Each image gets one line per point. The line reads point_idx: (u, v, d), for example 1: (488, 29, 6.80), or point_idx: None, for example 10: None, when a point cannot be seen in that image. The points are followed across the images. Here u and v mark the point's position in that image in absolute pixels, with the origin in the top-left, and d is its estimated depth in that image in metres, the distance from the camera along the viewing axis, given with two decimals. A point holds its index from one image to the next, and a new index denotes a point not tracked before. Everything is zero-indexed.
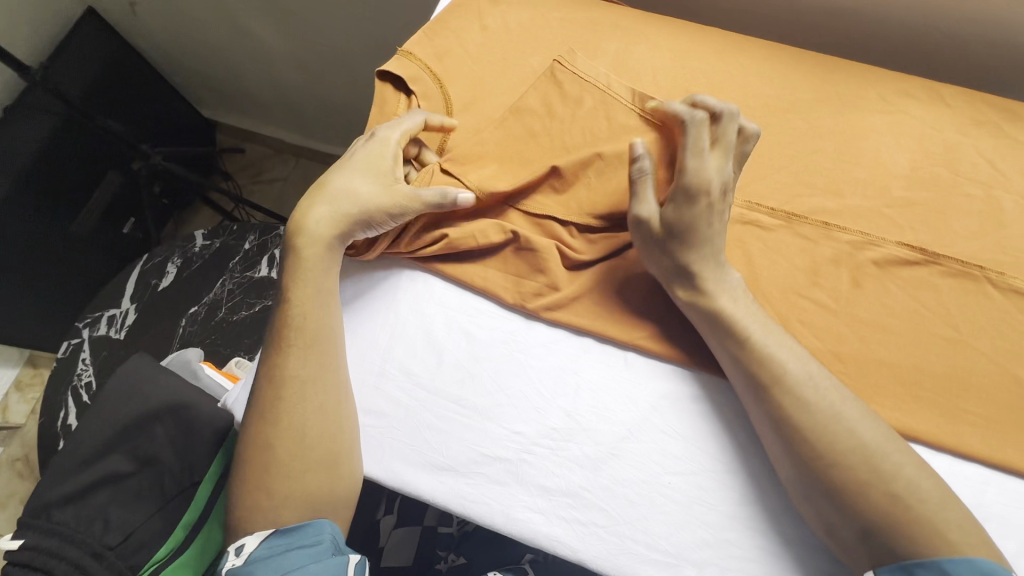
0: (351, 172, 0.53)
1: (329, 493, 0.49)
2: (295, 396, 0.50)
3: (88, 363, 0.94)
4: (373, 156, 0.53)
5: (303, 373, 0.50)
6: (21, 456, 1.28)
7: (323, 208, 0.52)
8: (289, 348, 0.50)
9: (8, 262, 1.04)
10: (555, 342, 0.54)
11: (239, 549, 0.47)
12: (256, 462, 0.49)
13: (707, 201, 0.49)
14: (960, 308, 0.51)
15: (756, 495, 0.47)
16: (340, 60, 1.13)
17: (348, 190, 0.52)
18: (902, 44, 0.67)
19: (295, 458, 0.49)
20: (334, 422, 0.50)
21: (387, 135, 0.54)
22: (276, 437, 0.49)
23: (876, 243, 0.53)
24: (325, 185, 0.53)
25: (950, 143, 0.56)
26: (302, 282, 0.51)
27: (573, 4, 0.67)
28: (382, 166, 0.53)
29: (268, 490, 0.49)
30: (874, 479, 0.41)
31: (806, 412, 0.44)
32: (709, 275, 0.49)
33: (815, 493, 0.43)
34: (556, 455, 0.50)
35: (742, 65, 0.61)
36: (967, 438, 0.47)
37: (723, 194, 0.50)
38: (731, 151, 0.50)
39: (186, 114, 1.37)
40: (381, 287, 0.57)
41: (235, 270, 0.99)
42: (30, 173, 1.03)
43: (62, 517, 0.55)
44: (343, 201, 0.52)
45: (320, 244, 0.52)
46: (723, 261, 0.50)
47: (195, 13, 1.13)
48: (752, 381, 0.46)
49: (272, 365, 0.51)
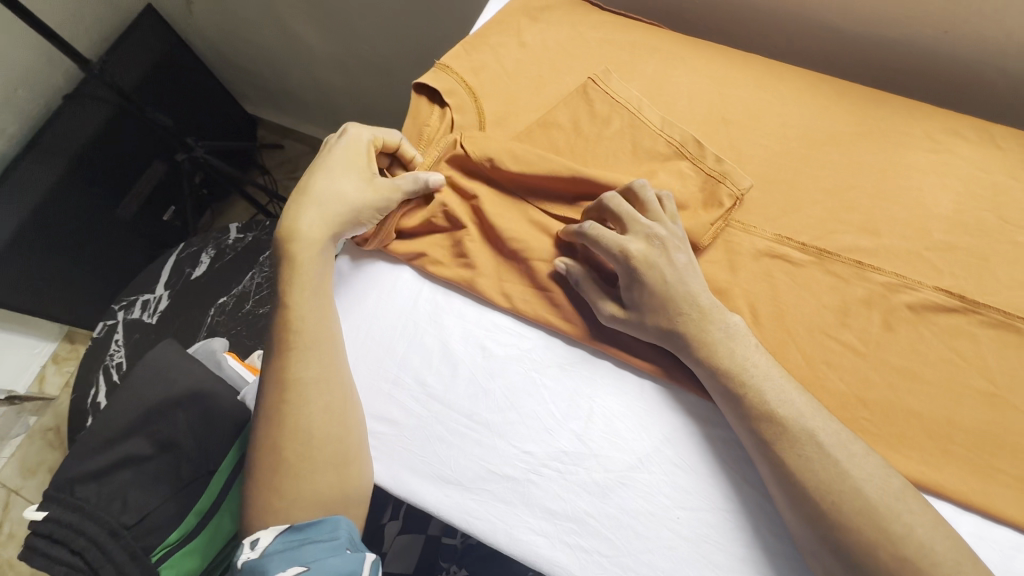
0: (330, 175, 0.54)
1: (338, 496, 0.50)
2: (300, 397, 0.50)
3: (120, 345, 0.98)
4: (348, 155, 0.55)
5: (307, 375, 0.50)
6: (52, 427, 1.34)
7: (311, 211, 0.53)
8: (292, 351, 0.51)
9: (55, 243, 1.09)
10: (571, 363, 0.53)
11: (255, 542, 0.47)
12: (267, 462, 0.50)
13: (646, 266, 0.49)
14: (999, 361, 0.48)
15: (768, 539, 0.46)
16: (380, 65, 1.16)
17: (337, 192, 0.53)
18: (952, 81, 0.64)
19: (303, 459, 0.49)
20: (338, 424, 0.50)
21: (354, 133, 0.57)
22: (284, 440, 0.50)
23: (911, 286, 0.51)
24: (308, 188, 0.54)
25: (999, 187, 0.54)
26: (302, 287, 0.52)
27: (612, 24, 0.67)
28: (360, 161, 0.55)
29: (279, 491, 0.49)
30: (893, 534, 0.39)
31: (825, 456, 0.42)
32: (713, 315, 0.48)
33: (824, 545, 0.41)
34: (564, 478, 0.49)
35: (782, 94, 0.60)
36: (998, 499, 0.45)
37: (652, 244, 0.50)
38: (636, 217, 0.51)
39: (231, 110, 1.42)
40: (403, 297, 0.57)
41: (264, 264, 1.02)
42: (81, 158, 1.09)
43: (85, 493, 0.58)
44: (332, 203, 0.53)
45: (318, 244, 0.53)
46: (715, 311, 0.48)
47: (246, 14, 1.17)
48: (767, 420, 0.44)
49: (276, 367, 0.51)
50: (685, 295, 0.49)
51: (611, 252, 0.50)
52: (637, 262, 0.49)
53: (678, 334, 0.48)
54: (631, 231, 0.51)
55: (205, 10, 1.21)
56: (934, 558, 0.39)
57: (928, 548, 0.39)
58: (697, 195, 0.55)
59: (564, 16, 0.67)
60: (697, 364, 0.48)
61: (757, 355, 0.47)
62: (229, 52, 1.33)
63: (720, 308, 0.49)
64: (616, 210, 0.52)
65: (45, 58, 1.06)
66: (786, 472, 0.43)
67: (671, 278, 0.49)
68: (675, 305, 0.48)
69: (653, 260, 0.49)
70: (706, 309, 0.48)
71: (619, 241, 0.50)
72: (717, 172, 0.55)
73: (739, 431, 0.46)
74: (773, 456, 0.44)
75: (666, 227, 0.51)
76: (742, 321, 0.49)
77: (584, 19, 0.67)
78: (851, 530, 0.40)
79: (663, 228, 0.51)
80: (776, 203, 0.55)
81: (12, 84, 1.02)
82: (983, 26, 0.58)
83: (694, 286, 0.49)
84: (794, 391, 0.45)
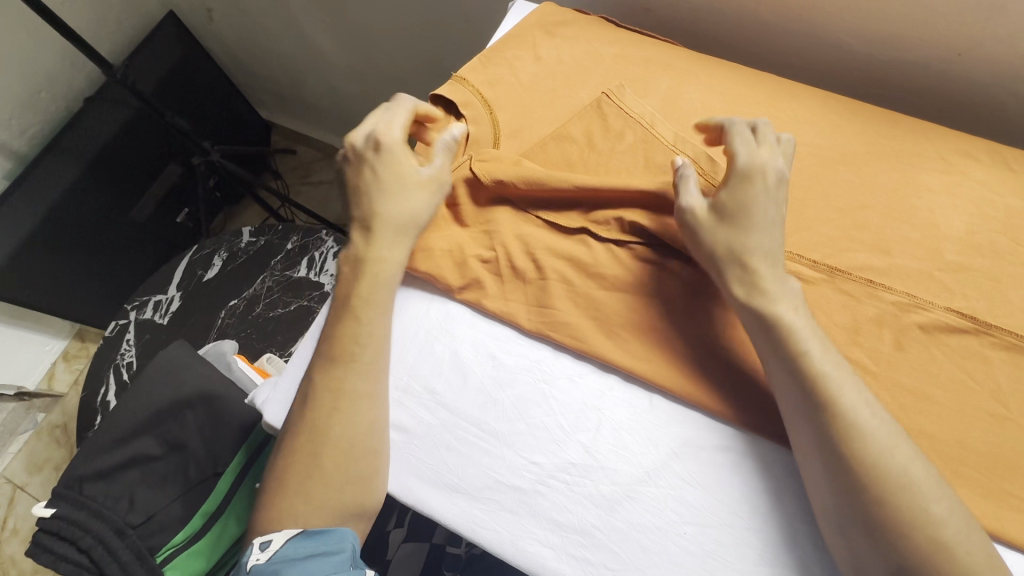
0: (388, 197, 0.54)
1: (353, 499, 0.49)
2: (350, 410, 0.50)
3: (131, 344, 0.99)
4: (394, 170, 0.55)
5: (362, 389, 0.51)
6: (60, 424, 1.36)
7: (388, 237, 0.54)
8: (346, 362, 0.51)
9: (71, 244, 1.11)
10: (580, 375, 0.54)
11: (266, 545, 0.48)
12: (296, 469, 0.49)
13: (762, 183, 0.50)
14: (1011, 384, 0.48)
15: (797, 562, 0.45)
16: (395, 74, 1.17)
17: (405, 213, 0.54)
18: (962, 103, 0.65)
19: (338, 469, 0.49)
20: (375, 436, 0.50)
21: (392, 141, 0.56)
22: (324, 448, 0.49)
23: (923, 307, 0.51)
24: (376, 216, 0.54)
25: (1012, 209, 0.54)
26: (369, 303, 0.53)
27: (627, 40, 0.68)
28: (406, 172, 0.55)
29: (306, 495, 0.49)
30: (933, 549, 0.39)
31: (869, 461, 0.41)
32: (767, 274, 0.48)
33: (864, 544, 0.41)
34: (571, 490, 0.49)
35: (795, 113, 0.60)
36: (1011, 525, 0.44)
37: (778, 178, 0.50)
38: (774, 147, 0.52)
39: (246, 114, 1.44)
40: (439, 316, 0.57)
41: (276, 268, 1.02)
42: (98, 161, 1.11)
43: (92, 492, 0.59)
44: (403, 224, 0.54)
45: (396, 266, 0.54)
46: (782, 269, 0.49)
47: (265, 23, 1.19)
48: (822, 440, 0.43)
49: (329, 378, 0.51)
50: (744, 240, 0.49)
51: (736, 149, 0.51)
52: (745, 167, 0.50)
53: (734, 284, 0.48)
54: (766, 150, 0.51)
55: (226, 19, 1.23)
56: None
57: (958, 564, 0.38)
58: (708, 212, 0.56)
59: (580, 31, 0.68)
60: (739, 308, 0.48)
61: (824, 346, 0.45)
62: (247, 59, 1.35)
63: (796, 303, 0.47)
64: (762, 134, 0.52)
65: (67, 60, 1.08)
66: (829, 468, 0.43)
67: (762, 204, 0.49)
68: (736, 249, 0.49)
69: (766, 184, 0.50)
70: (772, 295, 0.47)
71: (746, 143, 0.52)
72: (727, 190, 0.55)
73: (798, 445, 0.45)
74: (829, 474, 0.43)
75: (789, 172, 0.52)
76: (797, 288, 0.48)
77: (600, 34, 0.68)
78: (917, 552, 0.39)
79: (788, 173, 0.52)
80: (787, 221, 0.55)
81: (36, 86, 1.04)
82: (996, 49, 0.58)
83: (767, 235, 0.49)
84: (855, 384, 0.44)
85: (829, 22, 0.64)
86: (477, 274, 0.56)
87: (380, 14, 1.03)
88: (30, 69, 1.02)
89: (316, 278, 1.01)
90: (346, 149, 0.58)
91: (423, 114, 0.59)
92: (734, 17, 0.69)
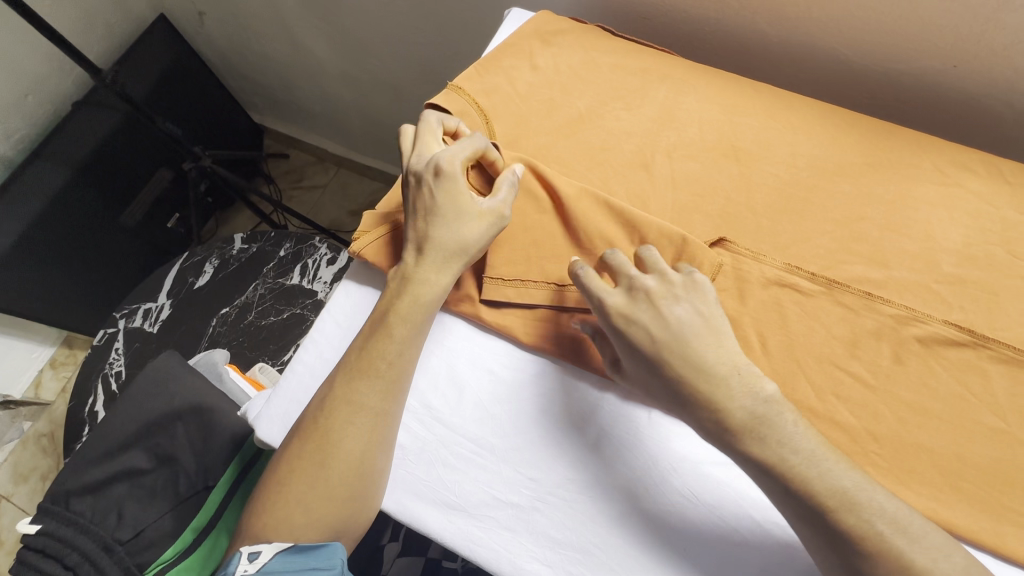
0: (440, 225, 0.53)
1: (346, 512, 0.48)
2: (373, 428, 0.49)
3: (120, 354, 0.97)
4: (453, 199, 0.53)
5: (378, 406, 0.49)
6: (47, 433, 1.33)
7: (433, 261, 0.53)
8: (372, 377, 0.50)
9: (56, 251, 1.08)
10: (580, 391, 0.53)
11: (255, 555, 0.46)
12: (291, 491, 0.48)
13: (629, 326, 0.47)
14: (1010, 397, 0.48)
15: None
16: (390, 79, 1.16)
17: (456, 242, 0.53)
18: (956, 115, 0.66)
19: (345, 486, 0.48)
20: (382, 458, 0.49)
21: (453, 171, 0.53)
22: (331, 465, 0.48)
23: (921, 320, 0.51)
24: (427, 242, 0.53)
25: (1008, 221, 0.54)
26: (405, 321, 0.52)
27: (623, 49, 0.67)
28: (464, 204, 0.53)
29: (306, 506, 0.47)
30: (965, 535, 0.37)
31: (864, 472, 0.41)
32: (739, 390, 0.43)
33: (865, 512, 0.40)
34: (570, 508, 0.49)
35: (792, 123, 0.60)
36: (1011, 540, 0.44)
37: (637, 299, 0.47)
38: (630, 273, 0.49)
39: (237, 117, 1.42)
40: (450, 333, 0.56)
41: (268, 276, 1.01)
42: (87, 166, 1.09)
43: (80, 507, 0.57)
44: (451, 254, 0.53)
45: (438, 288, 0.52)
46: (751, 381, 0.44)
47: (257, 27, 1.18)
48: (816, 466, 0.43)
49: (351, 388, 0.50)
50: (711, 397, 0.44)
51: (593, 301, 0.49)
52: (614, 315, 0.47)
53: (697, 408, 0.44)
54: (620, 285, 0.49)
55: (216, 21, 1.22)
56: None
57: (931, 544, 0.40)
58: (700, 228, 0.56)
59: (577, 40, 0.68)
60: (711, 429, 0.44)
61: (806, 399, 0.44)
62: (239, 62, 1.33)
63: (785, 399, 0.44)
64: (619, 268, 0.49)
65: (54, 63, 1.06)
66: (756, 464, 0.43)
67: (661, 333, 0.45)
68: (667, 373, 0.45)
69: (636, 315, 0.47)
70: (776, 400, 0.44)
71: (604, 289, 0.48)
72: (714, 210, 0.57)
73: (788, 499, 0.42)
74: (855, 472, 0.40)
75: (657, 282, 0.48)
76: (778, 391, 0.44)
77: (597, 44, 0.68)
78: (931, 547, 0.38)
79: (657, 283, 0.48)
80: (785, 233, 0.55)
81: (22, 89, 1.02)
82: (991, 61, 0.59)
83: (709, 353, 0.45)
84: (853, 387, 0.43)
85: (825, 33, 0.64)
86: (469, 290, 0.56)
87: (373, 19, 1.02)
88: (18, 71, 1.01)
89: (310, 285, 0.99)
90: (414, 166, 0.55)
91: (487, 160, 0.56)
92: (728, 29, 0.69)
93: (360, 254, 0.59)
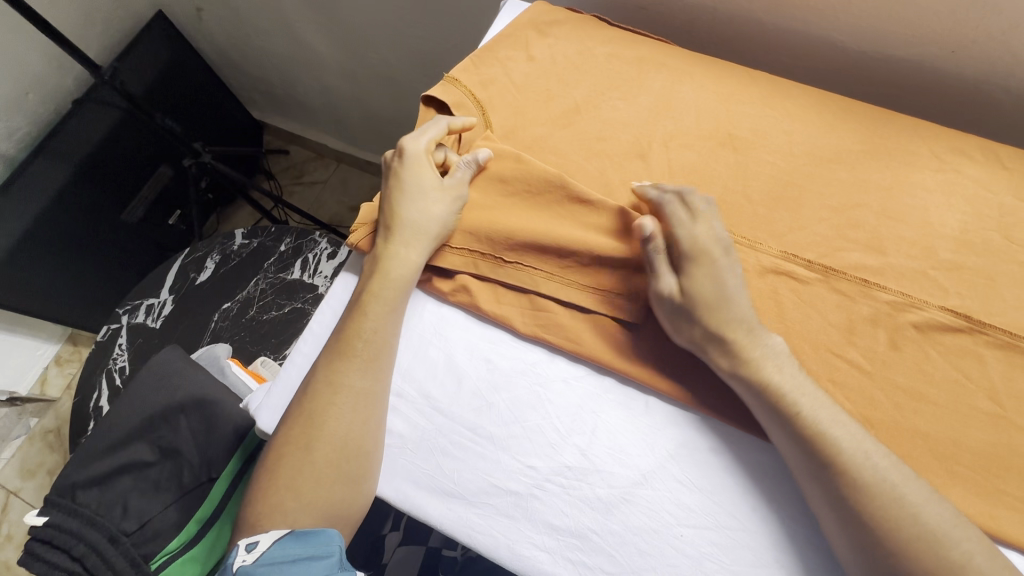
0: (409, 203, 0.55)
1: (336, 496, 0.49)
2: (357, 407, 0.50)
3: (123, 349, 0.98)
4: (418, 177, 0.56)
5: (359, 385, 0.50)
6: (54, 429, 1.35)
7: (403, 237, 0.54)
8: (352, 358, 0.51)
9: (58, 248, 1.09)
10: (576, 378, 0.53)
11: (254, 545, 0.47)
12: (281, 473, 0.49)
13: (713, 269, 0.50)
14: (1006, 383, 0.48)
15: (792, 566, 0.45)
16: (389, 73, 1.16)
17: (425, 216, 0.55)
18: (955, 101, 0.65)
19: (333, 466, 0.49)
20: (368, 436, 0.50)
21: (419, 154, 0.57)
22: (317, 444, 0.49)
23: (918, 306, 0.51)
24: (397, 219, 0.55)
25: (1006, 207, 0.54)
26: (378, 299, 0.53)
27: (619, 39, 0.67)
28: (429, 181, 0.56)
29: (297, 490, 0.48)
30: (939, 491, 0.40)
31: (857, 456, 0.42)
32: (748, 341, 0.47)
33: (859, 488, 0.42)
34: (568, 494, 0.49)
35: (788, 112, 0.60)
36: (1006, 524, 0.44)
37: (720, 247, 0.51)
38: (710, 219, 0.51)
39: (236, 113, 1.42)
40: (445, 319, 0.57)
41: (269, 270, 1.02)
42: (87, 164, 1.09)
43: (85, 500, 0.57)
44: (421, 228, 0.55)
45: (410, 268, 0.54)
46: (757, 329, 0.48)
47: (256, 22, 1.18)
48: (811, 447, 0.44)
49: (332, 370, 0.51)
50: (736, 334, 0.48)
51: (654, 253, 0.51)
52: (698, 258, 0.50)
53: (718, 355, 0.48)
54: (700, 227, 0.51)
55: (215, 17, 1.22)
56: (947, 551, 0.39)
57: (922, 525, 0.40)
58: None
59: (573, 30, 0.68)
60: (729, 377, 0.48)
61: (781, 369, 0.46)
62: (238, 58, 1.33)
63: (788, 378, 0.46)
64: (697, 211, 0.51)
65: (54, 61, 1.06)
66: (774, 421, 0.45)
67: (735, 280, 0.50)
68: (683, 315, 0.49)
69: (719, 262, 0.50)
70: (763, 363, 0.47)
71: (690, 234, 0.51)
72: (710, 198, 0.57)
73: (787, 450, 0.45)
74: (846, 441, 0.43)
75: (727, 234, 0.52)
76: (783, 344, 0.48)
77: (593, 33, 0.68)
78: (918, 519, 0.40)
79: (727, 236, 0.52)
80: (781, 221, 0.55)
81: (22, 87, 1.02)
82: (990, 47, 0.58)
83: (739, 300, 0.49)
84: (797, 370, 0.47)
85: (823, 20, 0.64)
86: (463, 279, 0.56)
87: (371, 13, 1.02)
88: (18, 69, 1.01)
89: (310, 280, 1.00)
90: (386, 158, 0.60)
91: (460, 129, 0.59)
92: (725, 17, 0.69)
93: (356, 246, 0.59)
